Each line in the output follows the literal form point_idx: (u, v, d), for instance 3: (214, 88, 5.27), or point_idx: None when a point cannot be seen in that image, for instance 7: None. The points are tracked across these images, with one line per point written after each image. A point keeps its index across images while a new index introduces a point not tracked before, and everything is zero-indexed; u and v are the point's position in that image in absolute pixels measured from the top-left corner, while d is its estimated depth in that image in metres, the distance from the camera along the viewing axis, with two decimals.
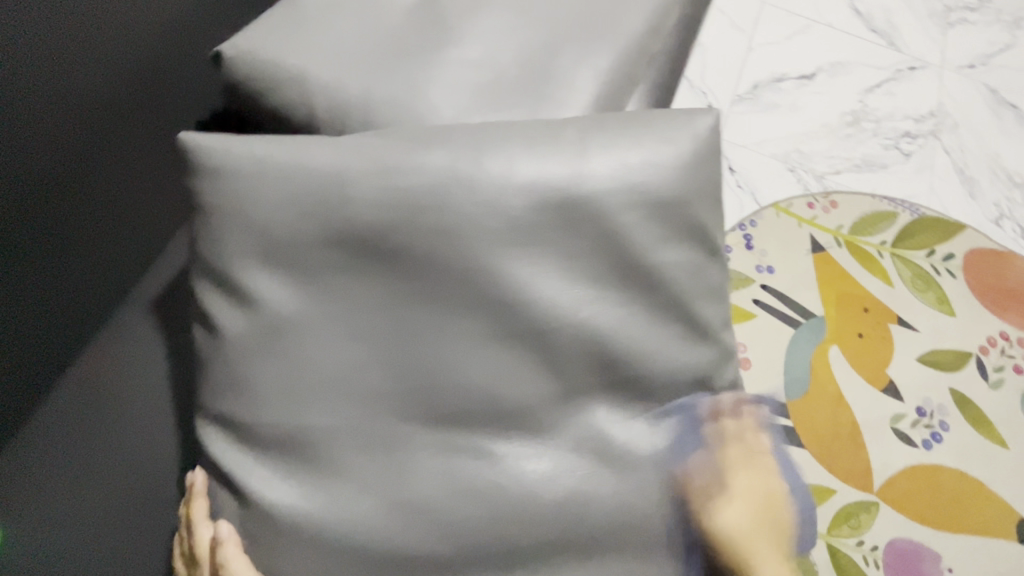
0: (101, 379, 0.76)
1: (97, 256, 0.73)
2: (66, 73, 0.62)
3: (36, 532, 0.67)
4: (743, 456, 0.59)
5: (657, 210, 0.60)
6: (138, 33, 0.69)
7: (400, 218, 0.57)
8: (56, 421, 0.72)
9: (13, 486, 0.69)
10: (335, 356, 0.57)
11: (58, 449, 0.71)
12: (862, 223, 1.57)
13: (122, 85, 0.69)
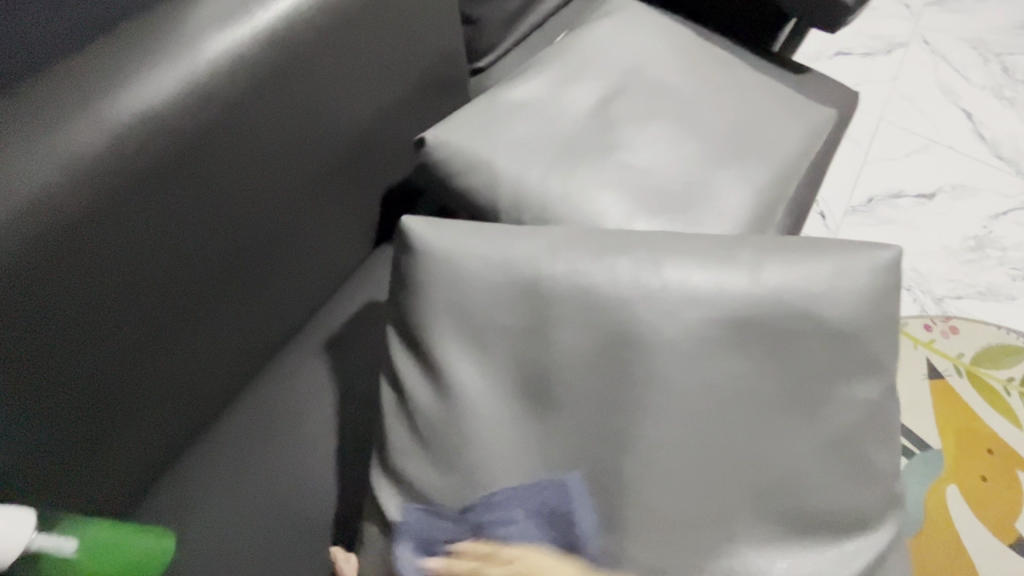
0: (258, 423, 0.80)
1: (294, 286, 0.79)
2: (310, 126, 0.69)
3: (206, 533, 0.73)
4: None
5: (833, 341, 0.61)
6: (377, 98, 0.76)
7: (587, 318, 0.62)
8: (235, 431, 0.79)
9: (192, 486, 0.76)
10: (500, 431, 0.61)
11: (232, 457, 0.78)
12: (985, 354, 1.48)
13: (353, 138, 0.76)
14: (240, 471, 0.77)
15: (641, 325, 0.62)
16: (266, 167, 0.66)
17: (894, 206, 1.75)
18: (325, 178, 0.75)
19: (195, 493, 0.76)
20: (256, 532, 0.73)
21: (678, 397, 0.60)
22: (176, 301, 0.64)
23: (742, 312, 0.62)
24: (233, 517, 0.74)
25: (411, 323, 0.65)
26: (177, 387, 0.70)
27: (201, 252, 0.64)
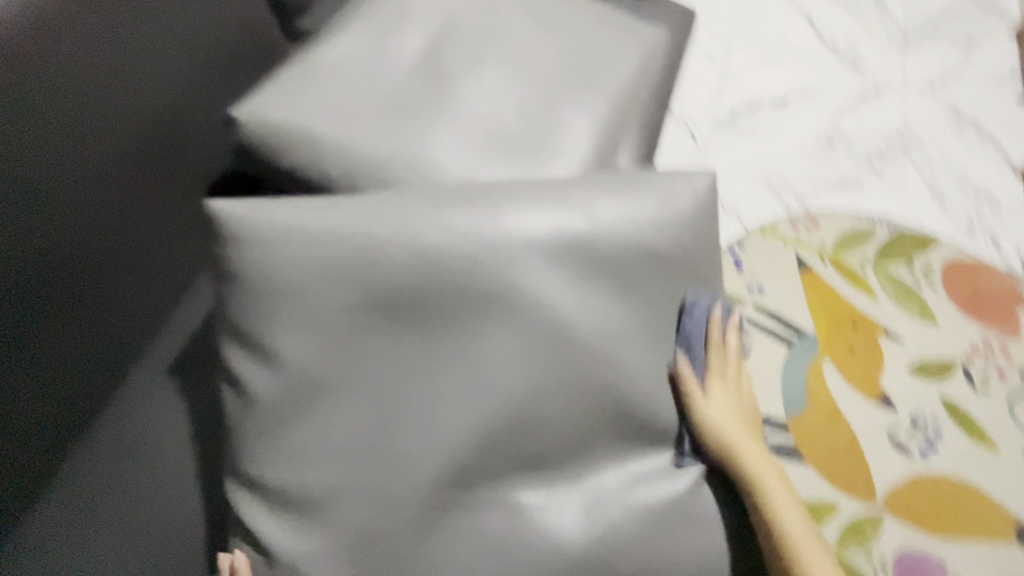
0: (113, 460, 0.71)
1: (117, 301, 0.70)
2: (76, 111, 0.60)
3: None
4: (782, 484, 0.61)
5: (664, 262, 0.64)
6: (160, 73, 0.68)
7: (423, 279, 0.58)
8: (85, 476, 0.70)
9: (42, 548, 0.67)
10: (349, 417, 0.56)
11: (86, 504, 0.69)
12: (846, 240, 1.63)
13: (142, 122, 0.67)
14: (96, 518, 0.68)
15: (483, 278, 0.59)
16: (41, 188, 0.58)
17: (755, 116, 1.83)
18: (115, 173, 0.65)
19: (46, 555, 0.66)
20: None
21: (528, 341, 0.59)
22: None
23: (581, 246, 0.62)
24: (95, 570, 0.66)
25: (239, 320, 0.57)
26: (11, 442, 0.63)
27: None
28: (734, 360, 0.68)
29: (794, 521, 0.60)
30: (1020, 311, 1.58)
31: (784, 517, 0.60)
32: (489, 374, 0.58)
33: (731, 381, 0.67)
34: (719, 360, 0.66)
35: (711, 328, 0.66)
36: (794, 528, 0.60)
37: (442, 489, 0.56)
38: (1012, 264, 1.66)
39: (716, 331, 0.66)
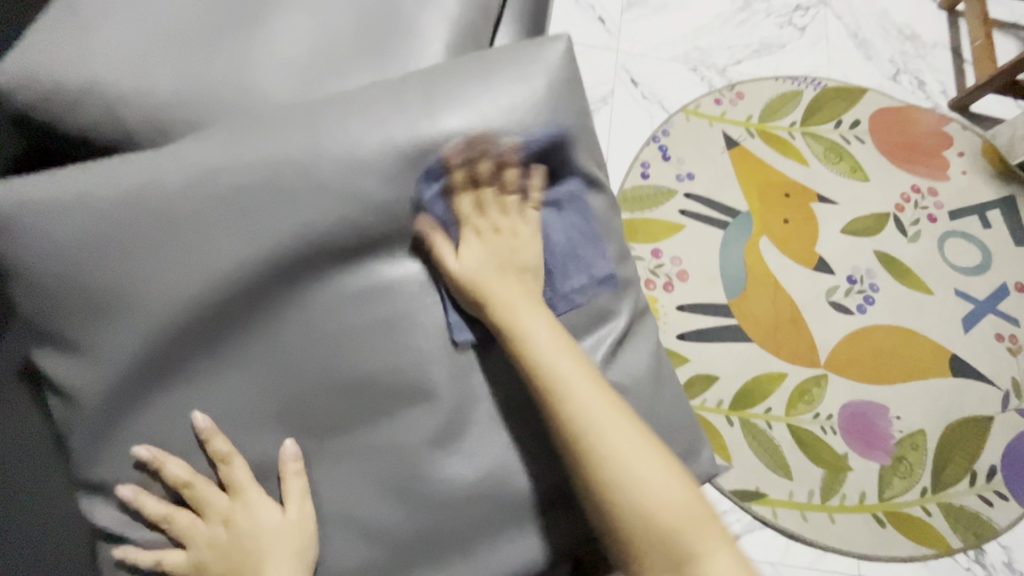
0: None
1: None
2: None
3: None
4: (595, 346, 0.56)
5: (522, 156, 0.55)
6: None
7: (239, 230, 0.49)
8: None
9: None
10: (197, 395, 0.50)
11: None
12: (773, 107, 1.57)
13: None
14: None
15: (309, 216, 0.50)
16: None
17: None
18: None
19: None
20: None
21: (379, 278, 0.53)
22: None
23: (425, 160, 0.53)
24: None
25: (36, 318, 0.49)
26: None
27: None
28: (516, 201, 0.55)
29: (495, 212, 0.55)
30: (949, 151, 1.56)
31: (504, 223, 0.54)
32: (334, 327, 0.51)
33: (496, 200, 0.55)
34: (489, 195, 0.54)
35: (504, 166, 0.54)
36: (505, 219, 0.55)
37: (311, 457, 0.51)
38: (937, 104, 1.63)
39: (531, 189, 0.56)
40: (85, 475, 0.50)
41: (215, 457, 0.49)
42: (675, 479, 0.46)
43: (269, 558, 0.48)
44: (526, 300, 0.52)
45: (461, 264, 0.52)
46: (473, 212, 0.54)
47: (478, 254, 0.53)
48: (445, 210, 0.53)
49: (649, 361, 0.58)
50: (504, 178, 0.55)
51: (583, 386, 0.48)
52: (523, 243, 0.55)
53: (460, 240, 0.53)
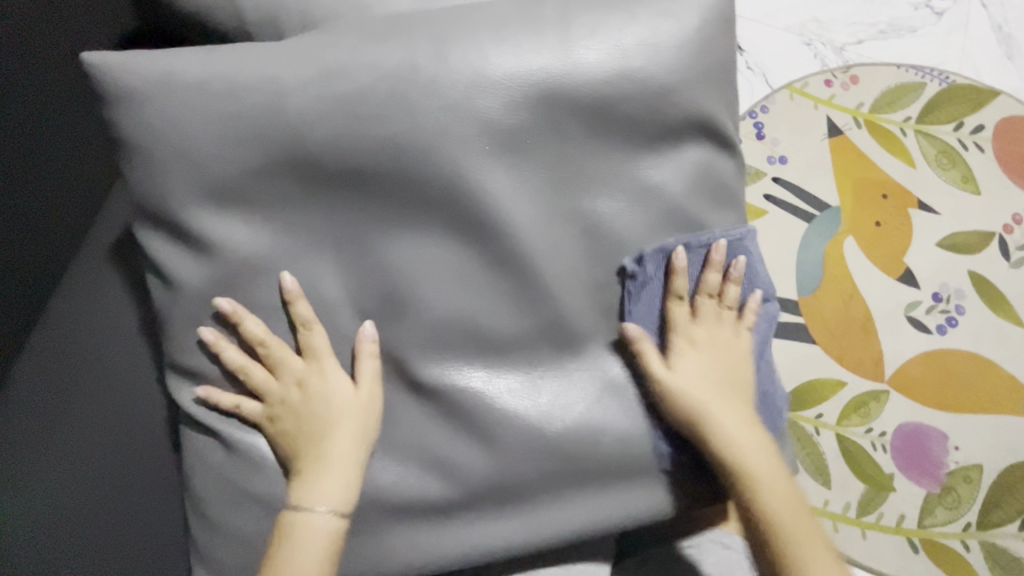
0: (57, 359, 0.62)
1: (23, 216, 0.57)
2: None
3: (24, 518, 0.58)
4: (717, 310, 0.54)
5: (657, 102, 0.50)
6: None
7: (351, 139, 0.46)
8: (22, 402, 0.61)
9: None
10: (294, 301, 0.49)
11: (27, 430, 0.60)
12: (888, 97, 1.32)
13: None
14: (44, 424, 0.61)
15: (425, 130, 0.47)
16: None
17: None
18: None
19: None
20: (87, 505, 0.59)
21: (490, 209, 0.49)
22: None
23: (554, 92, 0.48)
24: (52, 499, 0.58)
25: (144, 198, 0.48)
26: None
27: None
28: (736, 319, 0.55)
29: (708, 324, 0.53)
30: None
31: (720, 334, 0.53)
32: (430, 258, 0.49)
33: (709, 311, 0.54)
34: (708, 304, 0.54)
35: (675, 275, 0.52)
36: (723, 330, 0.54)
37: (391, 379, 0.51)
38: None
39: (734, 288, 0.54)
40: (178, 359, 0.51)
41: (304, 367, 0.50)
42: (751, 430, 0.51)
43: (318, 461, 0.48)
44: (706, 354, 0.52)
45: (669, 369, 0.51)
46: (689, 318, 0.53)
47: (695, 366, 0.52)
48: (655, 277, 0.52)
49: (748, 350, 0.56)
50: (714, 285, 0.54)
51: (680, 396, 0.50)
52: (736, 358, 0.53)
53: (672, 340, 0.53)
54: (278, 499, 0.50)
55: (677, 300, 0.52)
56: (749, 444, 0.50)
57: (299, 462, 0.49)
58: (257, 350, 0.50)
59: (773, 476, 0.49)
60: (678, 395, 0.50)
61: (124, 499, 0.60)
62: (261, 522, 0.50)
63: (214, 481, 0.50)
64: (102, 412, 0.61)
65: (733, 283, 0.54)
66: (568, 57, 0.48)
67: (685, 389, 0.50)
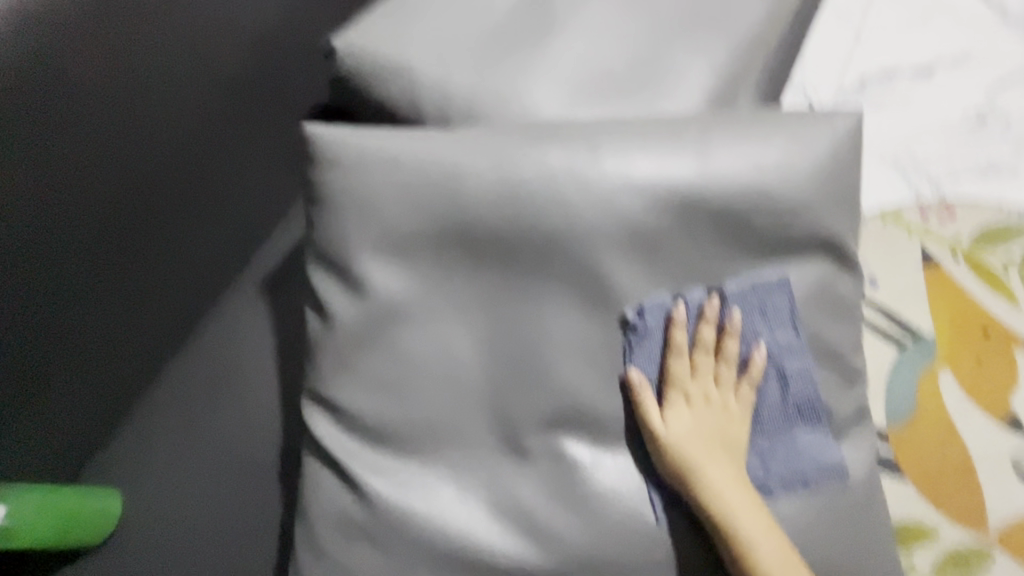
0: (194, 373, 0.70)
1: (200, 247, 0.68)
2: (200, 62, 0.60)
3: (156, 511, 0.64)
4: (711, 371, 0.54)
5: (785, 218, 0.54)
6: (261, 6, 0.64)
7: (509, 217, 0.53)
8: (166, 406, 0.69)
9: (127, 471, 0.66)
10: (433, 349, 0.54)
11: (169, 432, 0.68)
12: (983, 240, 1.23)
13: (247, 68, 0.65)
14: (178, 428, 0.68)
15: (574, 219, 0.53)
16: (151, 80, 0.56)
17: (914, 77, 1.30)
18: (212, 114, 0.63)
19: (137, 470, 0.66)
20: (205, 508, 0.64)
21: (620, 294, 0.53)
22: (98, 247, 0.56)
23: (691, 199, 0.54)
24: (180, 497, 0.65)
25: (325, 242, 0.56)
26: (103, 353, 0.61)
27: (117, 196, 0.56)
28: (733, 373, 0.54)
29: (705, 379, 0.54)
30: None
31: (718, 394, 0.53)
32: (560, 330, 0.53)
33: (708, 368, 0.54)
34: (705, 362, 0.54)
35: (704, 322, 0.54)
36: (719, 391, 0.53)
37: (501, 440, 0.53)
38: None
39: (734, 342, 0.54)
40: (319, 387, 0.55)
41: (435, 415, 0.53)
42: (739, 488, 0.51)
43: (430, 519, 0.51)
44: (700, 411, 0.53)
45: (670, 422, 0.52)
46: (687, 375, 0.54)
47: (688, 423, 0.52)
48: (656, 330, 0.53)
49: (865, 469, 0.55)
50: (710, 340, 0.54)
51: (671, 452, 0.51)
52: (733, 420, 0.53)
53: (668, 394, 0.53)
54: (384, 540, 0.51)
55: (672, 356, 0.53)
56: (737, 503, 0.50)
57: (419, 511, 0.51)
58: (387, 397, 0.53)
59: (754, 532, 0.49)
60: (676, 448, 0.51)
61: (233, 512, 0.64)
62: (363, 560, 0.51)
63: (328, 510, 0.52)
64: (232, 425, 0.68)
65: (729, 337, 0.54)
66: (706, 170, 0.54)
67: (673, 443, 0.51)
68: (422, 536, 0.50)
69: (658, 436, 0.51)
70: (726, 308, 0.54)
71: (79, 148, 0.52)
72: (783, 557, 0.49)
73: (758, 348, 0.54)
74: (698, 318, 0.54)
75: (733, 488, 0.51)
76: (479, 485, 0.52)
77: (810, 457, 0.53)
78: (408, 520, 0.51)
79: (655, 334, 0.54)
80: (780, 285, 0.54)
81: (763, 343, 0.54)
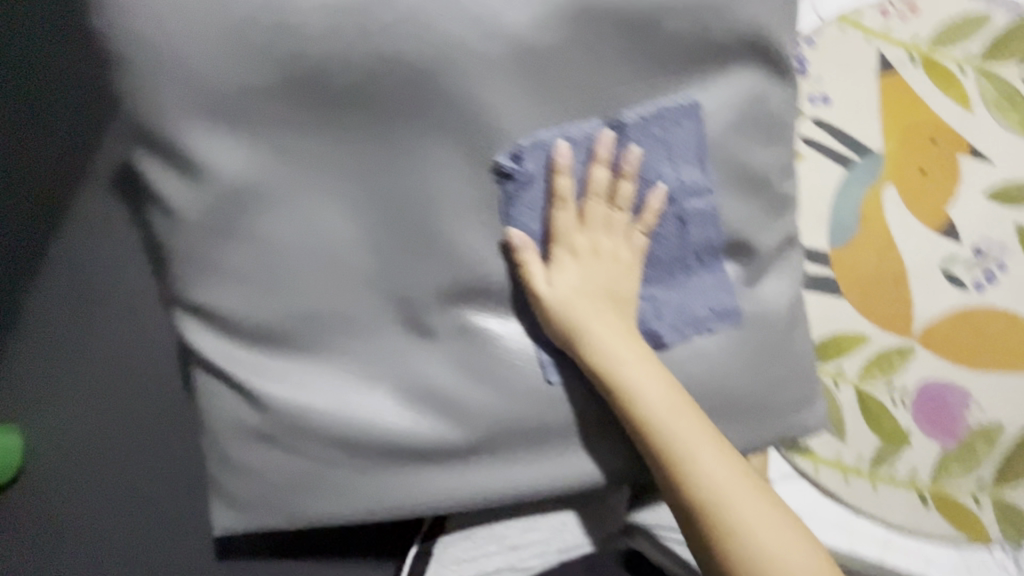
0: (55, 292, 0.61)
1: None
2: None
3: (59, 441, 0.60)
4: (602, 218, 0.47)
5: (705, 17, 0.44)
6: None
7: (361, 55, 0.42)
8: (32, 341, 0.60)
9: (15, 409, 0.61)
10: (299, 234, 0.45)
11: (49, 365, 0.61)
12: (945, 33, 1.04)
13: None
14: (57, 357, 0.60)
15: (444, 48, 0.42)
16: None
17: None
18: None
19: (23, 406, 0.60)
20: (115, 429, 0.60)
21: (511, 143, 0.44)
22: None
23: (590, 6, 0.43)
24: (84, 422, 0.60)
25: (136, 116, 0.43)
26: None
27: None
28: (627, 219, 0.47)
29: (595, 228, 0.47)
30: None
31: (607, 243, 0.47)
32: (448, 191, 0.45)
33: (599, 215, 0.47)
34: (596, 208, 0.47)
35: (594, 163, 0.45)
36: (608, 239, 0.47)
37: (402, 322, 0.47)
38: None
39: (630, 183, 0.46)
40: (185, 294, 0.48)
41: (319, 307, 0.46)
42: (628, 340, 0.46)
43: (335, 414, 0.47)
44: (588, 265, 0.47)
45: (552, 280, 0.46)
46: (574, 226, 0.47)
47: (572, 278, 0.47)
48: (538, 176, 0.45)
49: (789, 298, 0.53)
50: (603, 183, 0.46)
51: (554, 311, 0.46)
52: (623, 269, 0.47)
53: (552, 250, 0.47)
54: (290, 441, 0.47)
55: (556, 205, 0.46)
56: (623, 353, 0.46)
57: (321, 407, 0.47)
58: (261, 294, 0.46)
59: (642, 384, 0.46)
60: (560, 305, 0.46)
61: (148, 428, 0.60)
62: (273, 463, 0.48)
63: (225, 419, 0.48)
64: (118, 344, 0.61)
65: (626, 178, 0.46)
66: None
67: (552, 301, 0.46)
68: (330, 431, 0.47)
69: (538, 296, 0.46)
70: (624, 143, 0.46)
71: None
72: (673, 398, 0.46)
73: (657, 190, 0.47)
74: (587, 159, 0.46)
75: (620, 338, 0.46)
76: (384, 374, 0.48)
77: (705, 301, 0.49)
78: (311, 416, 0.47)
79: (535, 182, 0.45)
80: (688, 111, 0.46)
81: (662, 184, 0.47)
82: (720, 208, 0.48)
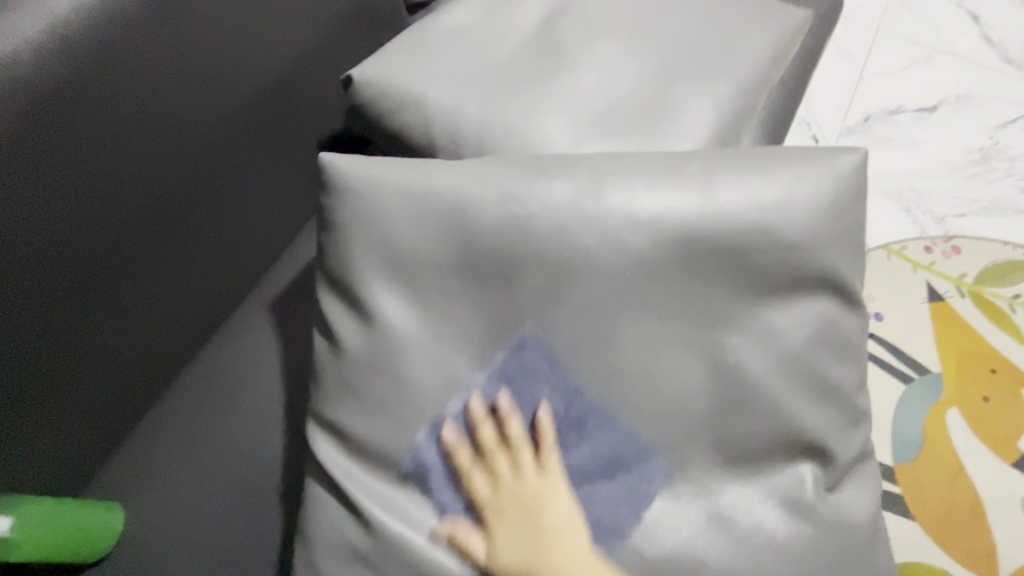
0: (203, 391, 0.72)
1: (197, 283, 0.69)
2: (201, 110, 0.61)
3: (153, 529, 0.64)
4: (493, 504, 0.52)
5: (787, 255, 0.55)
6: (277, 52, 0.68)
7: (516, 251, 0.55)
8: (166, 429, 0.70)
9: (126, 488, 0.67)
10: (434, 378, 0.55)
11: (172, 456, 0.68)
12: (991, 272, 1.12)
13: (253, 110, 0.67)
14: (181, 448, 0.69)
15: (580, 254, 0.54)
16: (172, 118, 0.59)
17: (917, 112, 1.26)
18: (210, 158, 0.64)
19: (137, 490, 0.67)
20: (205, 530, 0.64)
21: (622, 331, 0.54)
22: (103, 270, 0.58)
23: (694, 237, 0.55)
24: (180, 517, 0.65)
25: (338, 272, 0.57)
26: (100, 376, 0.62)
27: (130, 226, 0.59)
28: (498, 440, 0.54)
29: (481, 479, 0.53)
30: None
31: (494, 464, 0.53)
32: (564, 362, 0.54)
33: (503, 479, 0.53)
34: (489, 468, 0.53)
35: (480, 425, 0.54)
36: (484, 459, 0.53)
37: (504, 468, 0.53)
38: None
39: (514, 426, 0.54)
40: (326, 413, 0.56)
41: (437, 444, 0.53)
42: (551, 526, 0.51)
43: (431, 548, 0.51)
44: (501, 498, 0.52)
45: (494, 486, 0.53)
46: (492, 491, 0.53)
47: (490, 491, 0.53)
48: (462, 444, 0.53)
49: (869, 510, 0.55)
50: (487, 441, 0.54)
51: (487, 501, 0.52)
52: (518, 477, 0.53)
53: (483, 513, 0.52)
54: (386, 568, 0.51)
55: (472, 484, 0.53)
56: (550, 554, 0.50)
57: (422, 540, 0.52)
58: (392, 425, 0.54)
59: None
60: (489, 504, 0.52)
61: (234, 535, 0.64)
62: None
63: (331, 535, 0.53)
64: (235, 447, 0.68)
65: (493, 423, 0.54)
66: (708, 206, 0.55)
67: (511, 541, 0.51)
68: (425, 565, 0.51)
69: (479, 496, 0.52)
70: (489, 398, 0.54)
71: (98, 182, 0.55)
72: None
73: (513, 413, 0.54)
74: (495, 424, 0.54)
75: (539, 531, 0.51)
76: (479, 518, 0.52)
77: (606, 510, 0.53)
78: (410, 548, 0.51)
79: (464, 486, 0.53)
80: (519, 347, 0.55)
81: (501, 397, 0.54)
82: (799, 409, 0.54)
